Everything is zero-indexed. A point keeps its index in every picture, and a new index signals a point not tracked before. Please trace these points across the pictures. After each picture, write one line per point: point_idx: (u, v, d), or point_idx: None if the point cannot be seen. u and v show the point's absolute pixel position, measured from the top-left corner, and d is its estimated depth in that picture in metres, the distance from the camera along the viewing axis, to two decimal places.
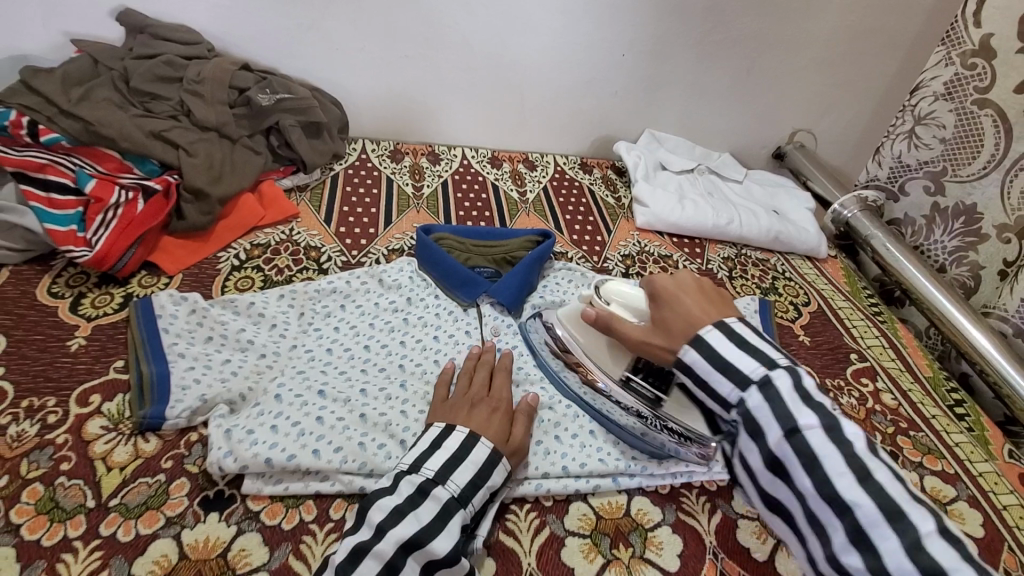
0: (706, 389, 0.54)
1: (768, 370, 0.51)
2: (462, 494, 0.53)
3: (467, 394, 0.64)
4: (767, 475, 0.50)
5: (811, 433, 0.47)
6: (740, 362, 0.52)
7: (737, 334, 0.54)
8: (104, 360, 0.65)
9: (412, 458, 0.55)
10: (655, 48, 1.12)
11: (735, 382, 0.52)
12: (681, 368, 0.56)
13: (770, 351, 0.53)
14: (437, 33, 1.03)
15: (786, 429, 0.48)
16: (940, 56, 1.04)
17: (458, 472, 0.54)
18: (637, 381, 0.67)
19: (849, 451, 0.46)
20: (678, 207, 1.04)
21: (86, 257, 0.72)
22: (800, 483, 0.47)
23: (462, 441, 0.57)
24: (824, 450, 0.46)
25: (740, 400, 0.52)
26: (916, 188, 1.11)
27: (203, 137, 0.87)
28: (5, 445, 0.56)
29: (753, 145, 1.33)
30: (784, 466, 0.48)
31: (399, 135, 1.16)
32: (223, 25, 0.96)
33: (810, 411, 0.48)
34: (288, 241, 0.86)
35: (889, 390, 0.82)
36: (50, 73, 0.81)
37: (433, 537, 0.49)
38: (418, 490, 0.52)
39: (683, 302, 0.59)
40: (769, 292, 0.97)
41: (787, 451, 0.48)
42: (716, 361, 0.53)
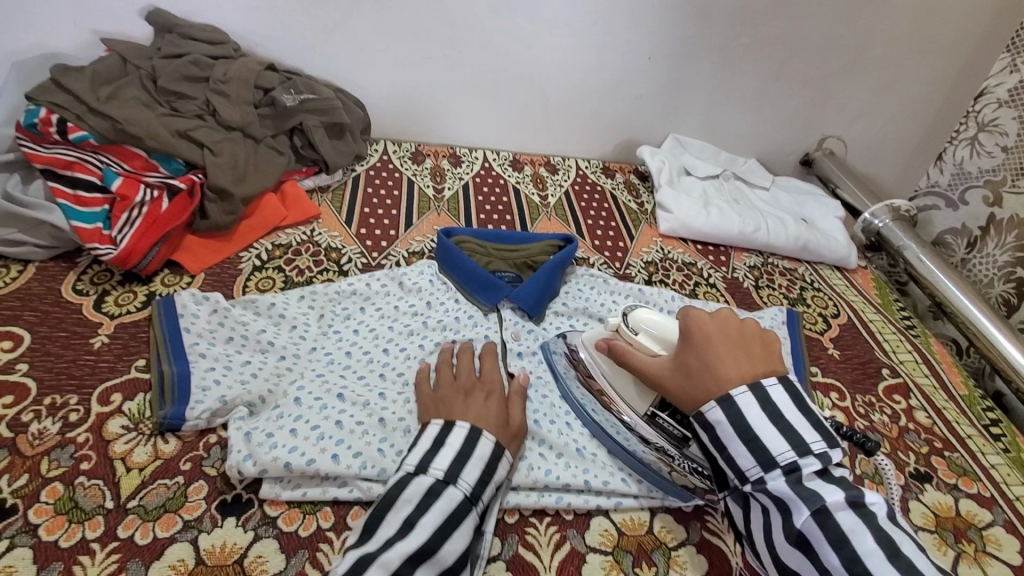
0: (725, 458, 0.50)
1: (797, 455, 0.48)
2: (472, 493, 0.52)
3: (453, 387, 0.63)
4: (785, 545, 0.47)
5: (839, 513, 0.46)
6: (770, 439, 0.49)
7: (773, 403, 0.50)
8: (126, 359, 0.65)
9: (417, 457, 0.54)
10: (684, 51, 1.10)
11: (758, 460, 0.49)
12: (701, 423, 0.53)
13: (802, 432, 0.49)
14: (463, 34, 1.02)
15: (813, 510, 0.46)
16: (1002, 63, 1.03)
17: (467, 469, 0.53)
18: (663, 417, 0.62)
19: (875, 525, 0.45)
20: (703, 214, 1.02)
21: (112, 255, 0.72)
22: (827, 560, 0.45)
23: (466, 436, 0.55)
24: (856, 530, 0.45)
25: (761, 480, 0.49)
26: (975, 196, 1.08)
27: (228, 137, 0.87)
28: (27, 442, 0.56)
29: (781, 151, 1.30)
30: (808, 543, 0.46)
31: (420, 137, 1.15)
32: (250, 25, 0.97)
33: (836, 489, 0.47)
34: (309, 242, 0.86)
35: (923, 408, 0.79)
36: (80, 71, 0.82)
37: (444, 542, 0.48)
38: (428, 491, 0.51)
39: (722, 353, 0.54)
40: (796, 303, 0.94)
41: (814, 532, 0.46)
42: (744, 432, 0.50)
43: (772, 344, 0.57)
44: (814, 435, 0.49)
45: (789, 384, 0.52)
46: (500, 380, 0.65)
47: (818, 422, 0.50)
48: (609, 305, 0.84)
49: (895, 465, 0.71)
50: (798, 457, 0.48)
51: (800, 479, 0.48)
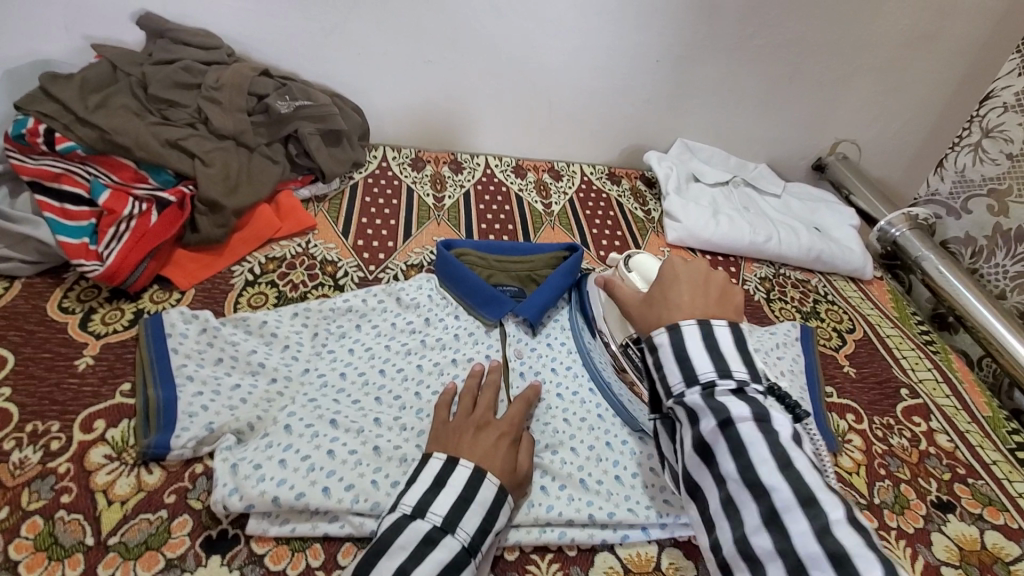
0: (659, 376, 0.53)
1: (717, 377, 0.49)
2: (471, 543, 0.50)
3: (471, 416, 0.60)
4: (693, 458, 0.49)
5: (741, 424, 0.47)
6: (698, 360, 0.51)
7: (711, 335, 0.52)
8: (112, 382, 0.63)
9: (416, 497, 0.51)
10: (691, 53, 1.06)
11: (684, 376, 0.51)
12: (648, 344, 0.55)
13: (735, 364, 0.50)
14: (463, 37, 0.99)
15: (718, 420, 0.47)
16: (1011, 65, 1.00)
17: (467, 517, 0.51)
18: (632, 350, 0.68)
19: (773, 440, 0.46)
20: (712, 223, 0.98)
21: (98, 272, 0.69)
22: (723, 467, 0.46)
23: (469, 479, 0.53)
24: (753, 442, 0.46)
25: (682, 395, 0.50)
26: (980, 205, 1.05)
27: (221, 146, 0.85)
28: (7, 472, 0.54)
29: (793, 155, 1.25)
30: (709, 447, 0.47)
31: (421, 142, 1.12)
32: (244, 29, 0.94)
33: (743, 405, 0.48)
34: (304, 254, 0.83)
35: (944, 431, 0.76)
36: (68, 79, 0.79)
37: None
38: (424, 539, 0.48)
39: (681, 289, 0.57)
40: (809, 317, 0.90)
41: (718, 440, 0.47)
42: (679, 353, 0.52)
43: (732, 297, 0.58)
44: (740, 365, 0.50)
45: (735, 328, 0.53)
46: (518, 419, 0.61)
47: (749, 359, 0.51)
48: None
49: (915, 493, 0.67)
50: (717, 377, 0.50)
51: (715, 395, 0.49)
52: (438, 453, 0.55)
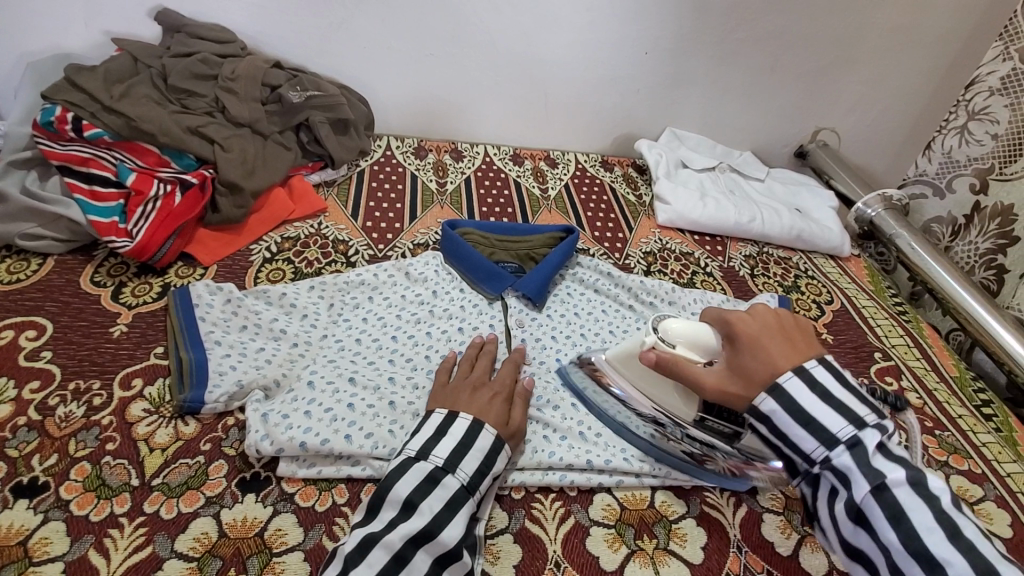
0: (788, 442, 0.51)
1: (858, 430, 0.49)
2: (470, 482, 0.55)
3: (467, 379, 0.66)
4: (849, 525, 0.48)
5: (897, 488, 0.46)
6: (827, 419, 0.50)
7: (820, 384, 0.51)
8: (145, 347, 0.68)
9: (420, 443, 0.56)
10: (678, 46, 1.12)
11: (820, 440, 0.50)
12: (755, 416, 0.53)
13: (858, 408, 0.50)
14: (465, 31, 1.04)
15: (872, 484, 0.47)
16: (996, 51, 1.05)
17: (467, 460, 0.56)
18: (711, 419, 0.61)
19: (937, 506, 0.46)
20: (700, 205, 1.05)
21: (128, 247, 0.75)
22: (884, 535, 0.46)
23: (467, 428, 0.58)
24: (913, 506, 0.46)
25: (826, 459, 0.49)
26: (963, 185, 1.12)
27: (237, 133, 0.90)
28: (54, 425, 0.58)
29: (776, 144, 1.32)
30: (866, 517, 0.47)
31: (421, 132, 1.17)
32: (255, 23, 0.99)
33: (895, 465, 0.47)
34: (317, 234, 0.88)
35: (915, 389, 0.83)
36: (93, 70, 0.84)
37: (443, 528, 0.51)
38: (427, 476, 0.54)
39: (767, 345, 0.55)
40: (791, 290, 0.97)
41: (872, 507, 0.47)
42: (798, 414, 0.51)
43: (806, 329, 0.58)
44: (867, 409, 0.50)
45: (829, 363, 0.53)
46: (511, 379, 0.67)
47: (864, 397, 0.51)
48: (606, 291, 0.86)
49: None
50: (859, 432, 0.49)
51: (865, 455, 0.48)
52: (439, 408, 0.61)
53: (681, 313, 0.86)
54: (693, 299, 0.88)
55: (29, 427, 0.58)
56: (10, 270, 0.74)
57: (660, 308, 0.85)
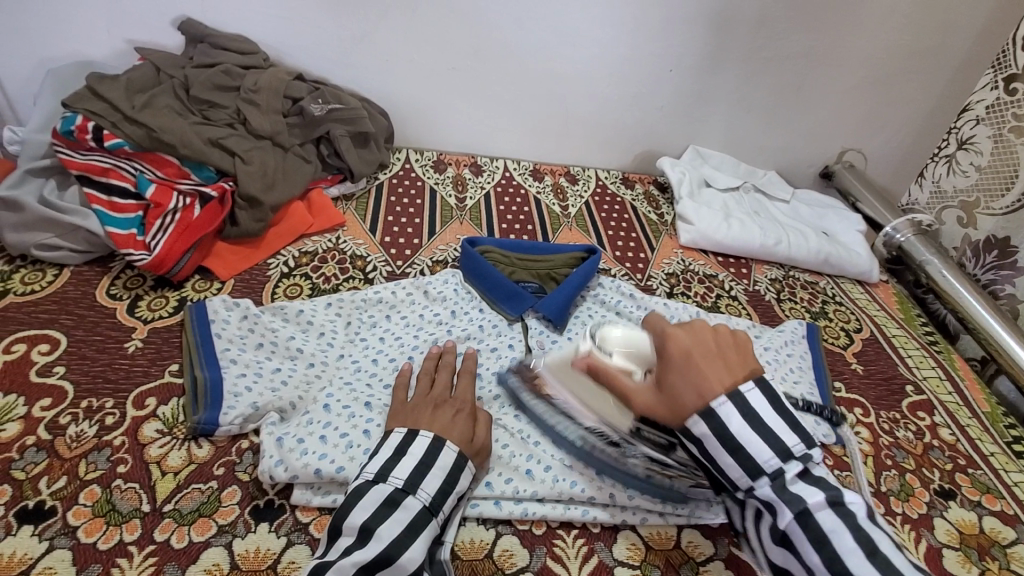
0: (715, 468, 0.50)
1: (781, 461, 0.48)
2: (432, 503, 0.52)
3: (427, 394, 0.64)
4: (774, 545, 0.49)
5: (819, 513, 0.47)
6: (755, 448, 0.49)
7: (752, 410, 0.49)
8: (160, 364, 0.66)
9: (378, 466, 0.54)
10: (703, 64, 1.10)
11: (746, 470, 0.49)
12: (688, 438, 0.51)
13: (787, 437, 0.49)
14: (486, 46, 1.03)
15: (796, 512, 0.47)
16: (985, 80, 1.05)
17: (428, 479, 0.53)
18: (647, 430, 0.59)
19: (854, 524, 0.46)
20: (724, 225, 1.02)
21: (145, 260, 0.73)
22: (809, 558, 0.46)
23: (428, 445, 0.55)
24: (836, 529, 0.46)
25: (750, 488, 0.49)
26: (951, 217, 1.13)
27: (258, 145, 0.88)
28: (65, 445, 0.57)
29: (801, 164, 1.29)
30: (792, 542, 0.47)
31: (441, 145, 1.15)
32: (278, 35, 0.98)
33: (817, 490, 0.48)
34: (335, 249, 0.87)
35: (947, 425, 0.80)
36: (115, 80, 0.83)
37: (402, 552, 0.48)
38: (386, 500, 0.51)
39: (699, 366, 0.52)
40: (818, 316, 0.94)
41: (796, 533, 0.47)
42: (727, 442, 0.49)
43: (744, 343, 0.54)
44: (796, 439, 0.50)
45: (765, 386, 0.51)
46: (471, 395, 0.65)
47: (796, 422, 0.51)
48: (629, 314, 0.84)
49: (919, 482, 0.72)
50: (784, 463, 0.49)
51: (786, 484, 0.48)
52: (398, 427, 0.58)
53: None
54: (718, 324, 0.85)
55: (38, 447, 0.56)
56: (25, 281, 0.73)
57: None
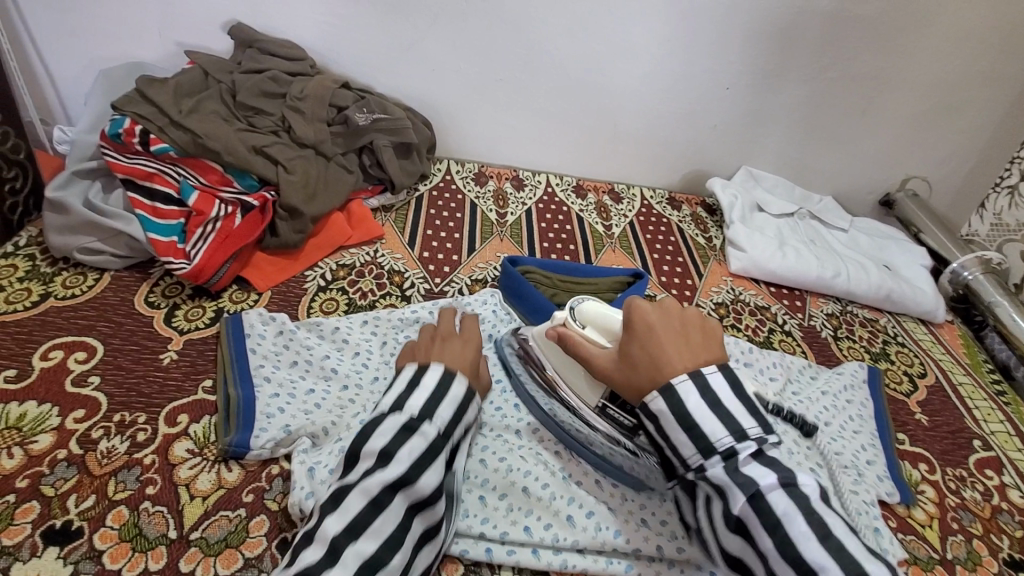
0: (667, 443, 0.48)
1: (735, 441, 0.45)
2: (446, 430, 0.52)
3: (432, 334, 0.65)
4: (730, 534, 0.46)
5: (771, 495, 0.44)
6: (709, 426, 0.46)
7: (713, 391, 0.47)
8: (194, 378, 0.65)
9: (393, 398, 0.53)
10: (762, 82, 1.05)
11: (699, 448, 0.46)
12: (645, 414, 0.49)
13: (743, 418, 0.46)
14: (536, 58, 0.99)
15: (747, 495, 0.44)
16: None
17: (442, 408, 0.53)
18: (613, 408, 0.58)
19: (807, 507, 0.43)
20: (778, 254, 0.96)
21: (185, 270, 0.72)
22: (762, 542, 0.43)
23: (440, 376, 0.55)
24: (790, 515, 0.43)
25: (700, 468, 0.46)
26: (1014, 251, 1.08)
27: (301, 154, 0.87)
28: (95, 461, 0.56)
29: (860, 190, 1.22)
30: (745, 525, 0.44)
31: (483, 157, 1.13)
32: (326, 41, 0.97)
33: (769, 471, 0.45)
34: (373, 263, 0.85)
35: (1018, 487, 0.73)
36: (164, 83, 0.83)
37: (422, 474, 0.49)
38: (403, 426, 0.50)
39: (659, 336, 0.51)
40: (878, 358, 0.88)
41: (750, 517, 0.44)
42: (683, 419, 0.47)
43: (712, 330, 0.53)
44: (752, 421, 0.46)
45: (731, 372, 0.49)
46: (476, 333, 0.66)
47: (755, 408, 0.48)
48: None
49: (988, 550, 0.65)
50: (736, 443, 0.46)
51: (737, 465, 0.45)
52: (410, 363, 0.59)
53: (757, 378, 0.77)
54: (773, 362, 0.79)
55: (69, 462, 0.55)
56: (66, 284, 0.72)
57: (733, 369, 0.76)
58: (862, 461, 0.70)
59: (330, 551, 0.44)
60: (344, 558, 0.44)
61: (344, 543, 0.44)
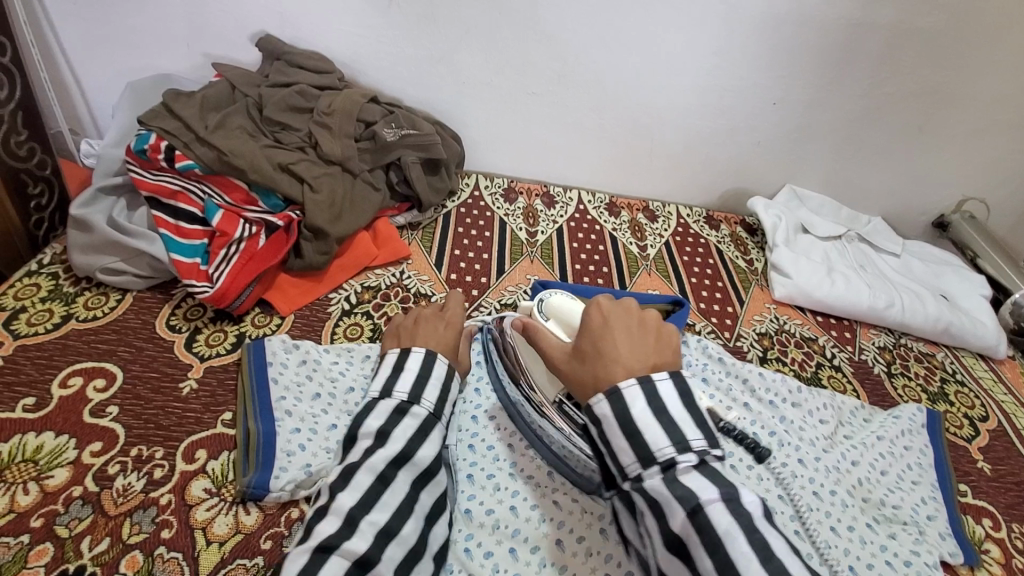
0: (609, 450, 0.47)
1: (676, 452, 0.44)
2: (436, 409, 0.56)
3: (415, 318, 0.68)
4: (663, 551, 0.43)
5: (710, 508, 0.41)
6: (650, 435, 0.45)
7: (659, 399, 0.46)
8: (213, 411, 0.62)
9: (381, 384, 0.57)
10: (812, 98, 0.99)
11: (638, 456, 0.45)
12: (590, 417, 0.49)
13: (687, 430, 0.45)
14: (572, 70, 0.95)
15: (686, 509, 0.42)
16: None
17: (429, 390, 0.57)
18: (567, 405, 0.59)
19: (748, 524, 0.40)
20: (826, 281, 0.91)
21: (207, 294, 0.70)
22: (700, 564, 0.40)
23: (422, 359, 0.59)
24: (729, 532, 0.40)
25: (638, 478, 0.45)
26: None
27: (327, 172, 0.84)
28: (111, 500, 0.53)
29: (910, 210, 1.16)
30: (683, 543, 0.42)
31: (513, 172, 1.09)
32: (356, 53, 0.94)
33: (711, 485, 0.43)
34: (398, 285, 0.82)
35: None
36: (190, 97, 0.80)
37: (419, 448, 0.52)
38: (396, 409, 0.54)
39: (616, 337, 0.51)
40: (936, 399, 0.82)
41: (689, 533, 0.41)
42: (626, 426, 0.46)
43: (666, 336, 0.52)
44: (697, 432, 0.45)
45: (682, 381, 0.48)
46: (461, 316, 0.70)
47: (702, 420, 0.47)
48: (720, 384, 0.72)
49: None
50: (677, 454, 0.44)
51: (676, 477, 0.44)
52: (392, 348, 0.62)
53: (807, 419, 0.71)
54: (822, 403, 0.74)
55: (85, 500, 0.53)
56: (88, 305, 0.71)
57: (781, 409, 0.71)
58: (921, 516, 0.64)
59: (347, 523, 0.45)
60: (364, 528, 0.45)
61: (360, 515, 0.46)
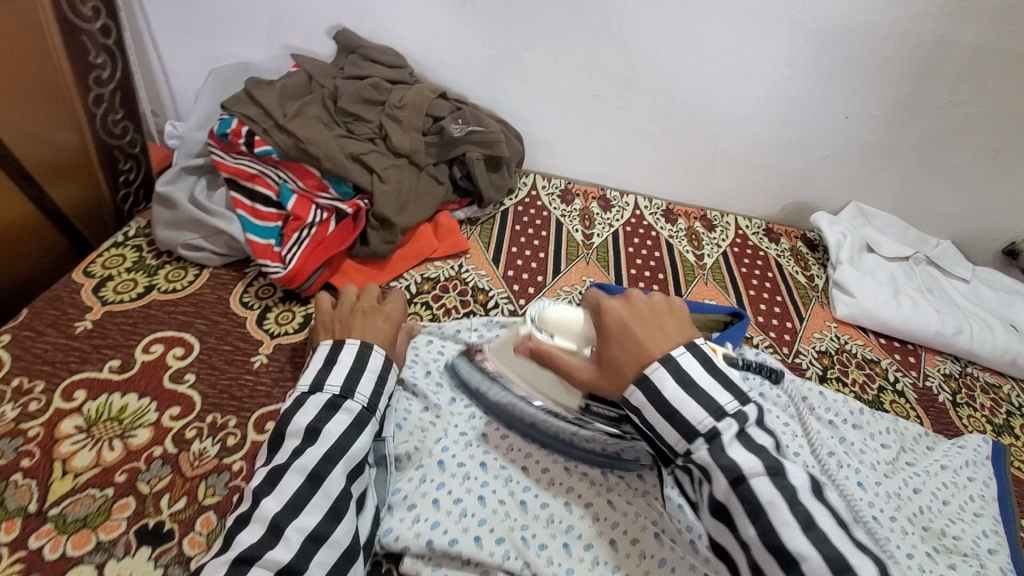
0: (652, 433, 0.48)
1: (715, 420, 0.45)
2: (371, 403, 0.54)
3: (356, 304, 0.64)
4: (711, 517, 0.45)
5: (755, 480, 0.42)
6: (688, 409, 0.46)
7: (685, 373, 0.47)
8: (281, 386, 0.65)
9: (312, 377, 0.54)
10: (886, 114, 0.96)
11: (681, 433, 0.46)
12: (627, 407, 0.49)
13: (719, 396, 0.46)
14: (639, 75, 0.95)
15: (729, 479, 0.43)
16: None
17: (364, 383, 0.55)
18: (596, 405, 0.56)
19: (792, 497, 0.42)
20: (891, 303, 0.88)
21: (279, 274, 0.73)
22: (745, 532, 0.42)
23: (355, 351, 0.56)
24: (773, 502, 0.41)
25: (686, 453, 0.46)
26: None
27: (395, 163, 0.86)
28: (188, 462, 0.56)
29: (981, 236, 1.11)
30: (727, 510, 0.43)
31: (571, 174, 1.10)
32: (428, 51, 0.97)
33: (752, 456, 0.43)
34: (457, 278, 0.84)
35: None
36: (271, 86, 0.84)
37: (353, 443, 0.51)
38: (328, 403, 0.52)
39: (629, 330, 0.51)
40: (1002, 432, 0.78)
41: (733, 501, 0.43)
42: (663, 407, 0.46)
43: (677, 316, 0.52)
44: (729, 397, 0.46)
45: (699, 349, 0.49)
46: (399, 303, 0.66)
47: (730, 381, 0.47)
48: None
49: None
50: (717, 423, 0.45)
51: (720, 447, 0.44)
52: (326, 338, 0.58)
53: (868, 442, 0.70)
54: (884, 428, 0.72)
55: (164, 460, 0.56)
56: (169, 278, 0.75)
57: (841, 430, 0.69)
58: (983, 549, 0.61)
59: (272, 530, 0.45)
60: (288, 537, 0.45)
61: (287, 522, 0.45)
